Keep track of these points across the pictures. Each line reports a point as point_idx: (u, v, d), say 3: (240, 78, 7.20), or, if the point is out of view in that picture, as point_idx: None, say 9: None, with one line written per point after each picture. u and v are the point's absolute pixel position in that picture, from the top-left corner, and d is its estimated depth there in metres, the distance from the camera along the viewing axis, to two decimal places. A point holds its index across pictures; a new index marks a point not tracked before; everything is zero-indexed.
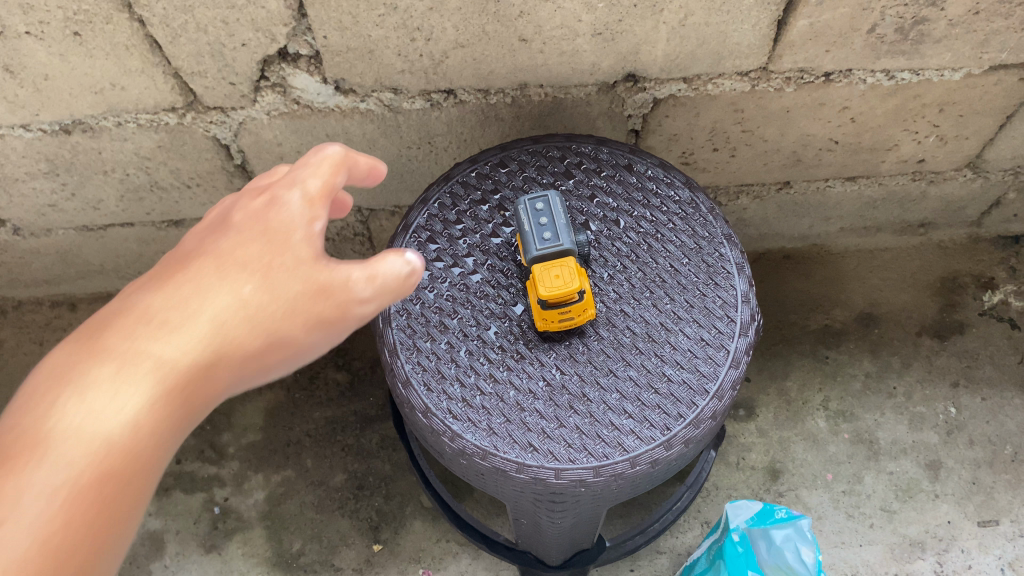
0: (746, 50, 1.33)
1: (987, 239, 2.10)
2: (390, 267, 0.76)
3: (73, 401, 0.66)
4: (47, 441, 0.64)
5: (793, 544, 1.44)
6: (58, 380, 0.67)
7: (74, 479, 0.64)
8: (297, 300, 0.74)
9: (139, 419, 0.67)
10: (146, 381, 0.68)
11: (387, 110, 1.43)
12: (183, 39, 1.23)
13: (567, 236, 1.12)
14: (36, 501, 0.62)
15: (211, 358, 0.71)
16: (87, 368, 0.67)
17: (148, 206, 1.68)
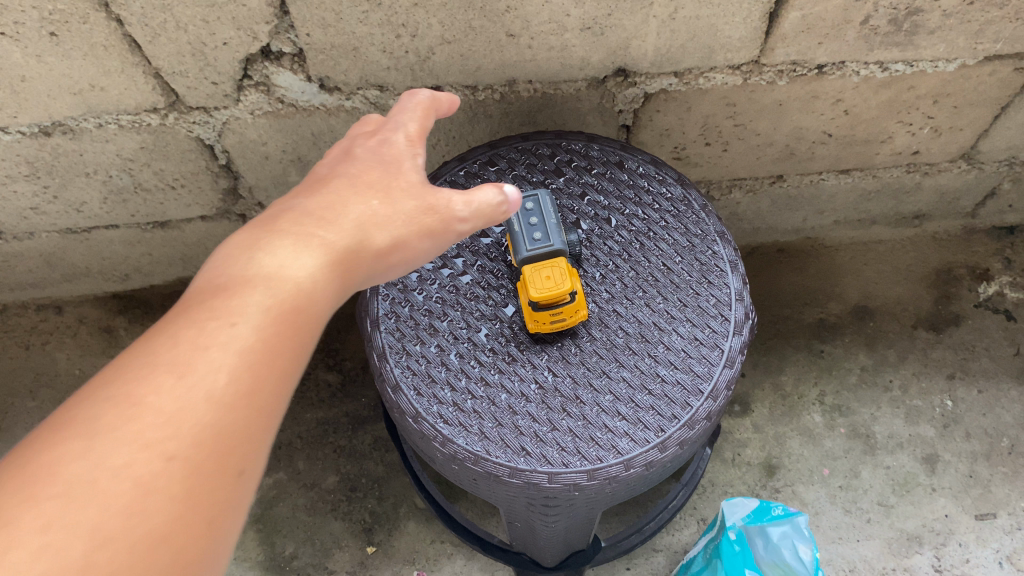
0: (738, 44, 1.31)
1: (982, 230, 2.09)
2: (492, 193, 0.88)
3: (266, 258, 0.73)
4: (255, 280, 0.71)
5: (790, 541, 1.42)
6: (246, 247, 0.75)
7: (280, 312, 0.70)
8: (422, 208, 0.86)
9: (320, 277, 0.76)
10: (322, 250, 0.77)
11: (374, 108, 1.40)
12: (162, 39, 1.20)
13: (557, 235, 1.10)
14: (250, 323, 0.68)
15: (362, 242, 0.81)
16: (273, 238, 0.76)
17: (132, 208, 1.65)
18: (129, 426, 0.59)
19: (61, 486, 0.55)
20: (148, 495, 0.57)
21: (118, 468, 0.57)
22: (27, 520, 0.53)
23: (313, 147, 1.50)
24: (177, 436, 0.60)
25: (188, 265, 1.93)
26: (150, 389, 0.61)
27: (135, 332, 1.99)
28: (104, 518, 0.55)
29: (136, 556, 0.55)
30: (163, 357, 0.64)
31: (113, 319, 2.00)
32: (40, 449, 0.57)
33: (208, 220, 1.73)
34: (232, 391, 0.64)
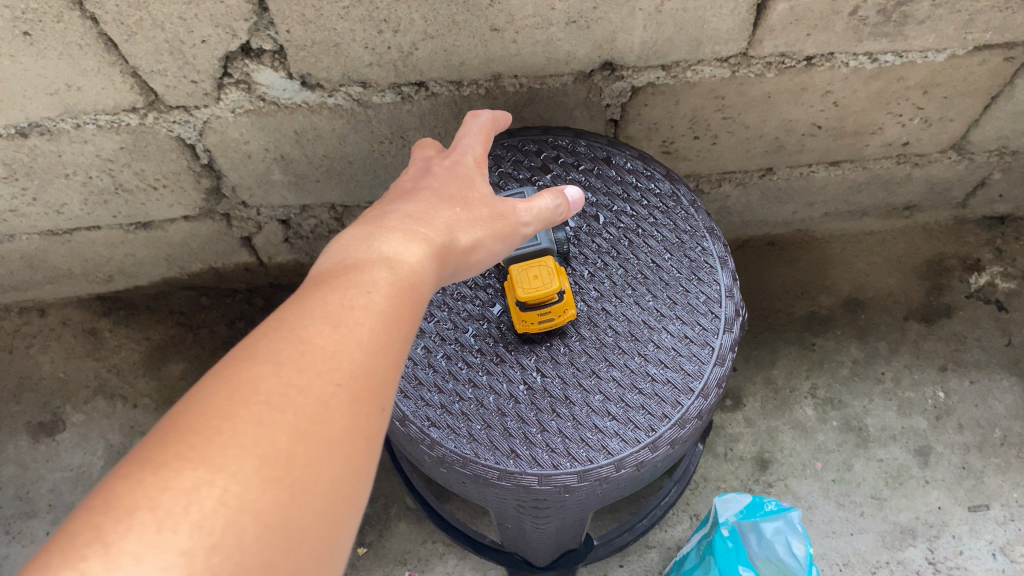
0: (725, 36, 1.29)
1: (973, 220, 2.08)
2: (556, 198, 0.95)
3: (389, 241, 0.76)
4: (386, 257, 0.74)
5: (783, 536, 1.41)
6: (366, 234, 0.77)
7: (409, 285, 0.73)
8: (502, 213, 0.89)
9: (435, 263, 0.78)
10: (435, 239, 0.80)
11: (357, 105, 1.38)
12: (139, 37, 1.18)
13: (544, 233, 1.09)
14: (388, 291, 0.71)
15: (462, 237, 0.83)
16: (389, 228, 0.78)
17: (114, 209, 1.62)
18: (298, 369, 0.61)
19: (247, 413, 0.57)
20: (321, 429, 0.59)
21: (295, 404, 0.59)
22: (222, 442, 0.55)
23: (295, 145, 1.48)
24: (341, 380, 0.62)
25: (172, 265, 1.91)
26: (311, 338, 0.64)
27: (120, 334, 1.96)
28: (288, 444, 0.57)
29: (315, 483, 0.57)
30: (315, 313, 0.66)
31: (97, 321, 1.98)
32: (218, 383, 0.59)
33: (192, 220, 1.71)
34: (382, 347, 0.67)
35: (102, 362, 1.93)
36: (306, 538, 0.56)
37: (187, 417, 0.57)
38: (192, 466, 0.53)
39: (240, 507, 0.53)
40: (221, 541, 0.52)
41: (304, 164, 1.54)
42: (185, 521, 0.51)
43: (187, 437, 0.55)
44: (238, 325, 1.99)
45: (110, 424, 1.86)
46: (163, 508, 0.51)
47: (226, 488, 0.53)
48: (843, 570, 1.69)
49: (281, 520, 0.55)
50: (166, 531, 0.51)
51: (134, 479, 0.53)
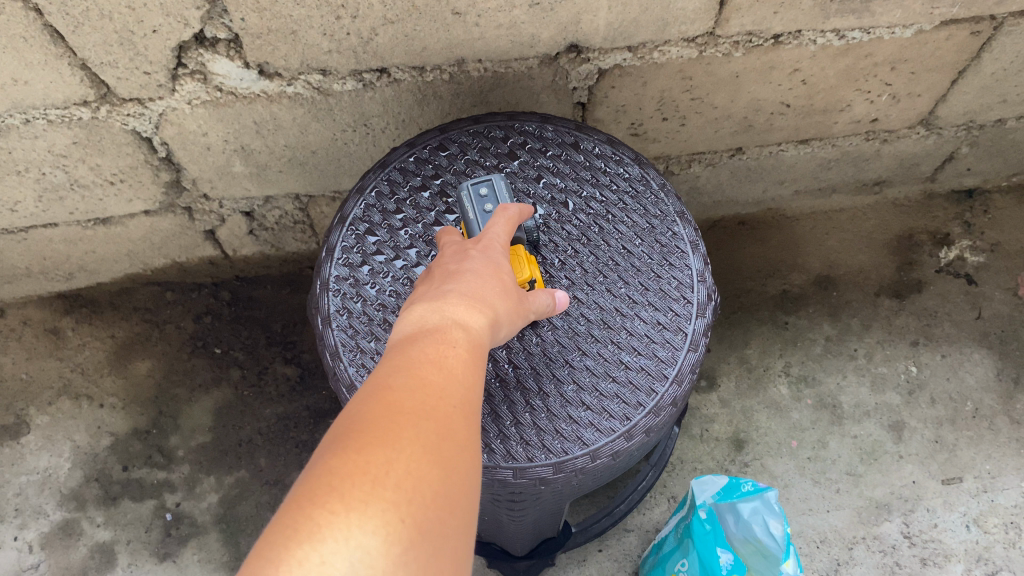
0: (692, 16, 1.27)
1: (941, 194, 2.08)
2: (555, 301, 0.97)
3: (456, 309, 0.79)
4: (456, 321, 0.77)
5: (760, 517, 1.39)
6: (431, 308, 0.79)
7: (480, 343, 0.77)
8: (529, 305, 0.91)
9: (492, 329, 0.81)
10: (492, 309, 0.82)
11: (317, 93, 1.34)
12: (87, 28, 1.13)
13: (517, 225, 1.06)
14: (466, 343, 0.75)
15: (508, 318, 0.85)
16: (456, 294, 0.81)
17: (70, 206, 1.57)
18: (428, 390, 0.65)
19: (405, 415, 0.61)
20: (461, 433, 0.64)
21: (438, 411, 0.64)
22: (395, 432, 0.59)
23: (255, 136, 1.44)
24: (460, 402, 0.67)
25: (134, 260, 1.86)
26: (430, 372, 0.68)
27: (83, 333, 1.92)
28: (442, 440, 0.61)
29: (465, 475, 0.62)
30: (420, 356, 0.70)
31: (60, 320, 1.93)
32: (367, 402, 0.63)
33: (152, 214, 1.66)
34: (477, 386, 0.71)
35: (65, 362, 1.88)
36: (467, 515, 0.60)
37: (355, 423, 0.61)
38: (380, 445, 0.58)
39: (423, 477, 0.57)
40: (419, 499, 0.56)
41: (265, 154, 1.50)
42: (389, 480, 0.56)
43: (364, 431, 0.59)
44: (205, 320, 1.95)
45: (76, 425, 1.82)
46: (371, 472, 0.56)
47: (410, 461, 0.58)
48: (820, 547, 1.70)
49: (451, 497, 0.59)
50: (377, 487, 0.55)
51: (336, 456, 0.56)
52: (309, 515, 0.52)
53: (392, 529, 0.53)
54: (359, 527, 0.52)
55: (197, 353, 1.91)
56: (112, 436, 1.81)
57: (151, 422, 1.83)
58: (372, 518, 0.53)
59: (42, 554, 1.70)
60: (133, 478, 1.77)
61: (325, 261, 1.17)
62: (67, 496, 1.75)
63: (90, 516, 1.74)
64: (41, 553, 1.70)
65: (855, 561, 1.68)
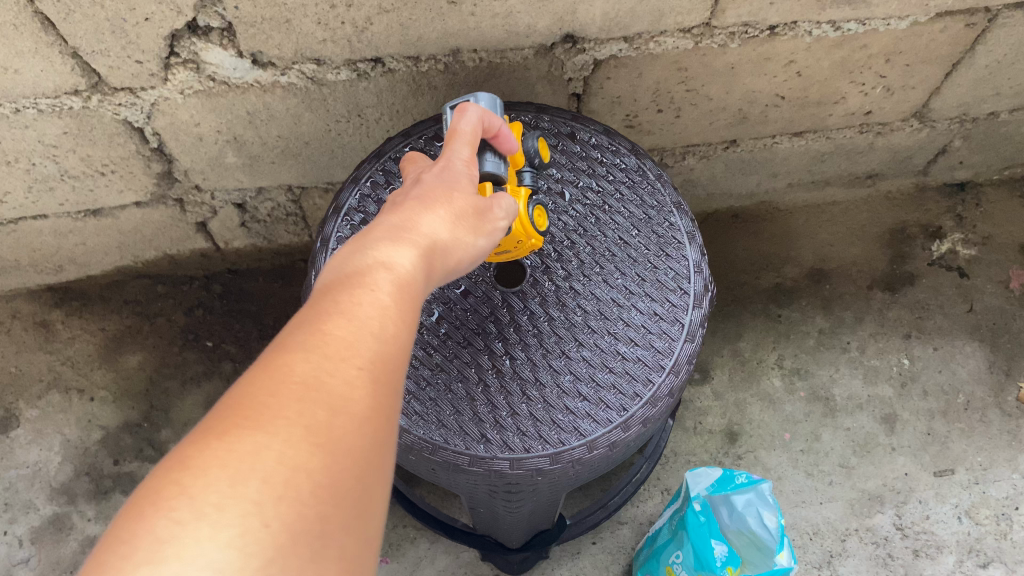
0: (688, 6, 1.27)
1: (934, 188, 2.09)
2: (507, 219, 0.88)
3: (386, 247, 0.72)
4: (384, 263, 0.70)
5: (754, 509, 1.36)
6: (361, 246, 0.72)
7: (411, 286, 0.69)
8: (482, 228, 0.84)
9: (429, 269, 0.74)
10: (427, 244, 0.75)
11: (311, 83, 1.33)
12: (78, 15, 1.12)
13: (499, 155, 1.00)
14: (392, 287, 0.67)
15: (448, 245, 0.78)
16: (382, 235, 0.74)
17: (60, 197, 1.56)
18: (325, 353, 0.58)
19: (289, 390, 0.54)
20: (362, 402, 0.57)
21: (333, 379, 0.56)
22: (268, 414, 0.52)
23: (248, 126, 1.43)
24: (367, 362, 0.60)
25: (125, 253, 1.84)
26: (336, 326, 0.61)
27: (73, 326, 1.90)
28: (333, 416, 0.54)
29: (364, 454, 0.55)
30: (330, 306, 0.63)
31: (49, 313, 1.91)
32: (253, 370, 0.57)
33: (143, 206, 1.65)
34: (397, 336, 0.64)
35: (55, 355, 1.86)
36: (361, 502, 0.53)
37: (232, 398, 0.54)
38: (248, 432, 0.51)
39: (299, 469, 0.50)
40: (288, 498, 0.49)
41: (257, 145, 1.49)
42: (250, 478, 0.49)
43: (239, 411, 0.53)
44: (196, 313, 1.93)
45: (66, 419, 1.81)
46: (232, 467, 0.49)
47: (283, 449, 0.51)
48: (813, 539, 1.70)
49: (337, 485, 0.52)
50: (238, 487, 0.48)
51: (195, 448, 0.50)
52: (150, 527, 0.46)
53: (247, 538, 0.47)
54: (210, 537, 0.46)
55: (188, 346, 1.89)
56: (102, 430, 1.80)
57: (142, 416, 1.82)
58: (227, 527, 0.47)
59: (32, 548, 1.69)
60: (124, 471, 1.76)
61: (320, 251, 1.16)
62: (57, 490, 1.74)
63: (80, 511, 1.72)
64: (32, 547, 1.69)
65: (848, 552, 1.69)
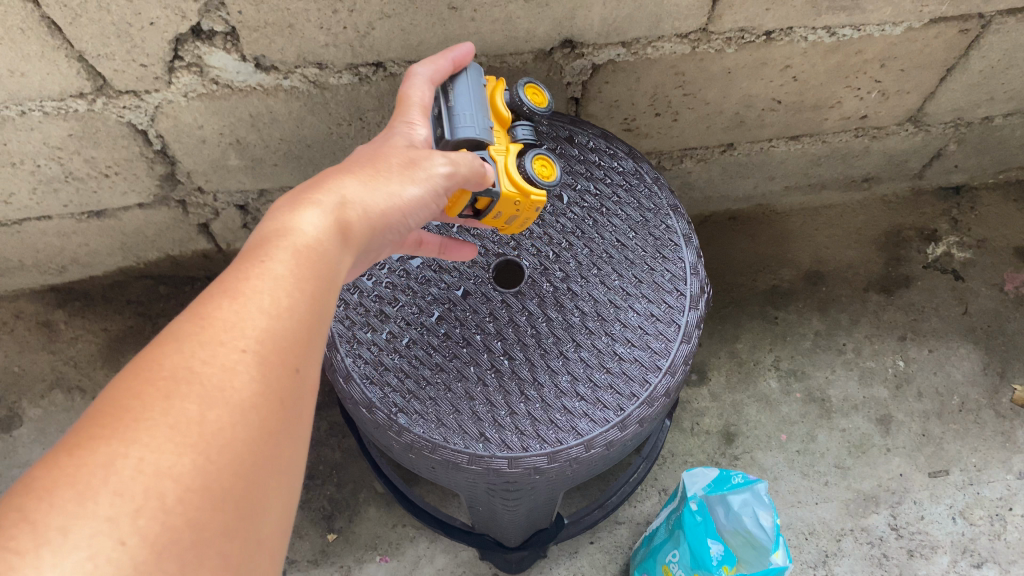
0: (685, 11, 1.29)
1: (929, 191, 2.11)
2: (452, 163, 0.90)
3: (289, 221, 0.75)
4: (284, 235, 0.73)
5: (750, 508, 1.39)
6: (267, 222, 0.75)
7: (310, 259, 0.72)
8: (409, 176, 0.87)
9: (339, 238, 0.77)
10: (337, 214, 0.79)
11: (313, 87, 1.35)
12: (84, 19, 1.14)
13: (475, 117, 1.01)
14: (288, 260, 0.70)
15: (366, 203, 0.82)
16: (285, 213, 0.76)
17: (64, 199, 1.58)
18: (200, 341, 0.61)
19: (155, 388, 0.57)
20: (238, 390, 0.60)
21: (205, 369, 0.59)
22: (132, 418, 0.55)
23: (250, 129, 1.44)
24: (249, 343, 0.63)
25: (128, 253, 1.86)
26: (219, 314, 0.63)
27: (76, 326, 1.92)
28: (203, 411, 0.57)
29: (232, 447, 0.58)
30: (218, 289, 0.66)
31: (52, 313, 1.93)
32: (126, 370, 0.59)
33: (146, 207, 1.67)
34: (289, 313, 0.67)
35: (58, 355, 1.88)
36: (234, 496, 0.57)
37: (99, 405, 0.56)
38: (107, 442, 0.53)
39: (160, 473, 0.53)
40: (147, 507, 0.52)
41: (260, 148, 1.51)
42: (104, 491, 0.51)
43: (99, 420, 0.55)
44: None
45: (69, 419, 1.82)
46: (82, 484, 0.51)
47: (142, 456, 0.53)
48: (808, 539, 1.72)
49: (203, 484, 0.55)
50: (87, 504, 0.50)
51: (47, 467, 0.52)
52: None
53: (100, 558, 0.49)
54: (55, 560, 0.47)
55: None
56: None
57: None
58: (74, 548, 0.48)
59: None
60: None
61: None
62: None
63: None
64: None
65: (843, 552, 1.71)
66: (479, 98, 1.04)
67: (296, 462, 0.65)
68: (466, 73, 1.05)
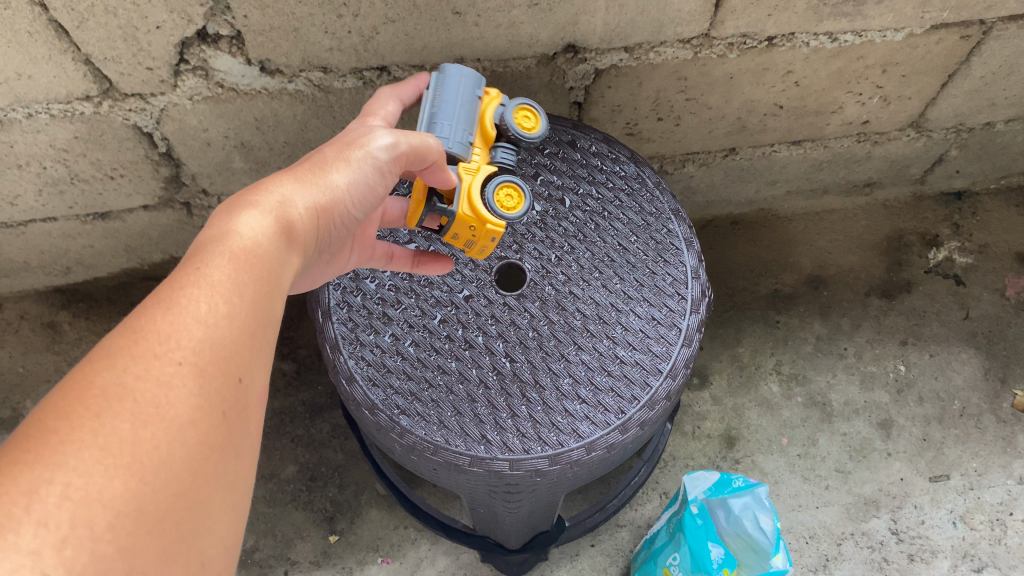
0: (687, 17, 1.30)
1: (931, 197, 2.12)
2: (397, 134, 0.91)
3: (231, 227, 0.76)
4: (225, 240, 0.73)
5: (751, 512, 1.40)
6: (211, 228, 0.76)
7: (250, 260, 0.73)
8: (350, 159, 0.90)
9: (280, 240, 0.79)
10: (278, 215, 0.80)
11: (318, 90, 1.36)
12: (91, 23, 1.15)
13: (455, 131, 0.98)
14: (227, 265, 0.71)
15: (307, 199, 0.85)
16: (225, 217, 0.77)
17: (69, 200, 1.59)
18: (133, 355, 0.60)
19: (85, 408, 0.56)
20: (174, 406, 0.59)
21: (139, 385, 0.58)
22: (59, 442, 0.53)
23: (256, 132, 1.45)
24: (185, 355, 0.62)
25: (132, 255, 1.87)
26: (152, 323, 0.63)
27: (80, 327, 1.92)
28: (136, 429, 0.56)
29: (167, 466, 0.57)
30: (153, 300, 0.66)
31: (56, 314, 1.94)
32: (55, 390, 0.57)
33: (151, 209, 1.68)
34: (227, 319, 0.67)
35: (62, 356, 1.89)
36: (169, 517, 0.56)
37: (25, 428, 0.55)
38: (30, 467, 0.52)
39: (89, 499, 0.52)
40: (74, 536, 0.50)
41: (265, 150, 1.52)
42: (28, 522, 0.49)
43: (23, 444, 0.53)
44: None
45: None
46: (3, 513, 0.49)
47: (69, 482, 0.52)
48: (809, 543, 1.72)
49: (136, 506, 0.54)
50: (9, 535, 0.48)
51: None
52: None
53: None
54: None
55: None
56: None
57: None
58: None
59: None
60: None
61: None
62: None
63: None
64: None
65: (844, 556, 1.71)
66: (467, 110, 1.00)
67: (240, 474, 0.65)
68: (463, 80, 1.01)
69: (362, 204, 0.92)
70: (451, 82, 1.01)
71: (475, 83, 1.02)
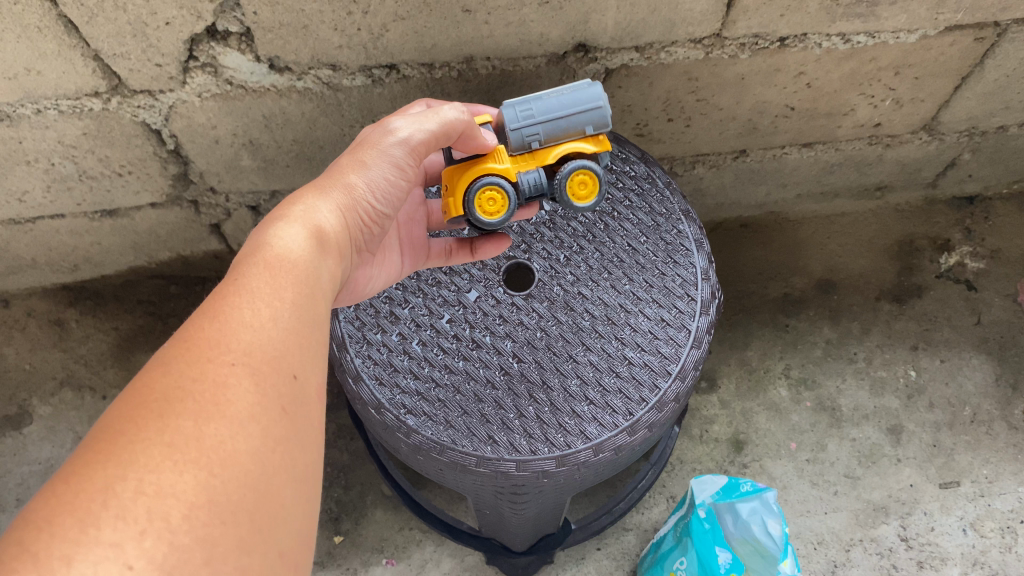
0: (699, 17, 1.29)
1: (943, 201, 2.10)
2: (414, 124, 0.97)
3: (267, 243, 0.82)
4: (261, 254, 0.79)
5: (759, 517, 1.40)
6: (250, 246, 0.82)
7: (288, 268, 0.79)
8: (366, 152, 0.96)
9: (315, 249, 0.84)
10: (309, 225, 0.86)
11: (327, 88, 1.35)
12: (100, 19, 1.14)
13: (526, 124, 0.96)
14: (265, 278, 0.76)
15: (333, 204, 0.91)
16: (264, 232, 0.84)
17: (78, 197, 1.58)
18: (189, 361, 0.64)
19: (149, 411, 0.59)
20: (233, 402, 0.62)
21: (196, 387, 0.62)
22: (128, 442, 0.57)
23: (264, 130, 1.45)
24: (237, 357, 0.66)
25: (139, 253, 1.86)
26: (205, 330, 0.68)
27: (87, 325, 1.92)
28: (199, 427, 0.59)
29: (233, 460, 0.60)
30: (201, 314, 0.70)
31: (63, 311, 1.93)
32: (119, 399, 0.62)
33: (159, 207, 1.67)
34: (274, 322, 0.72)
35: (69, 353, 1.89)
36: (242, 507, 0.59)
37: (95, 434, 0.58)
38: (103, 467, 0.55)
39: (162, 493, 0.55)
40: (153, 527, 0.53)
41: (272, 149, 1.51)
42: (106, 517, 0.52)
43: (94, 448, 0.57)
44: None
45: (78, 416, 1.83)
46: (81, 511, 0.52)
47: (141, 479, 0.55)
48: (817, 549, 1.71)
49: (208, 499, 0.57)
50: (88, 531, 0.52)
51: (43, 499, 0.53)
52: None
53: None
54: None
55: None
56: None
57: None
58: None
59: None
60: None
61: None
62: None
63: None
64: None
65: (852, 563, 1.70)
66: (558, 125, 0.97)
67: (309, 469, 0.67)
68: (589, 109, 0.97)
69: (390, 202, 0.98)
70: (579, 98, 0.97)
71: (592, 119, 0.97)
